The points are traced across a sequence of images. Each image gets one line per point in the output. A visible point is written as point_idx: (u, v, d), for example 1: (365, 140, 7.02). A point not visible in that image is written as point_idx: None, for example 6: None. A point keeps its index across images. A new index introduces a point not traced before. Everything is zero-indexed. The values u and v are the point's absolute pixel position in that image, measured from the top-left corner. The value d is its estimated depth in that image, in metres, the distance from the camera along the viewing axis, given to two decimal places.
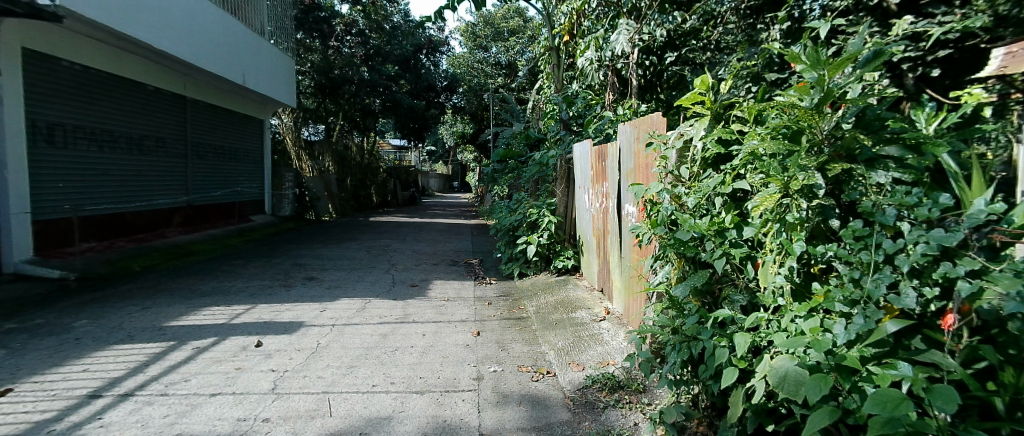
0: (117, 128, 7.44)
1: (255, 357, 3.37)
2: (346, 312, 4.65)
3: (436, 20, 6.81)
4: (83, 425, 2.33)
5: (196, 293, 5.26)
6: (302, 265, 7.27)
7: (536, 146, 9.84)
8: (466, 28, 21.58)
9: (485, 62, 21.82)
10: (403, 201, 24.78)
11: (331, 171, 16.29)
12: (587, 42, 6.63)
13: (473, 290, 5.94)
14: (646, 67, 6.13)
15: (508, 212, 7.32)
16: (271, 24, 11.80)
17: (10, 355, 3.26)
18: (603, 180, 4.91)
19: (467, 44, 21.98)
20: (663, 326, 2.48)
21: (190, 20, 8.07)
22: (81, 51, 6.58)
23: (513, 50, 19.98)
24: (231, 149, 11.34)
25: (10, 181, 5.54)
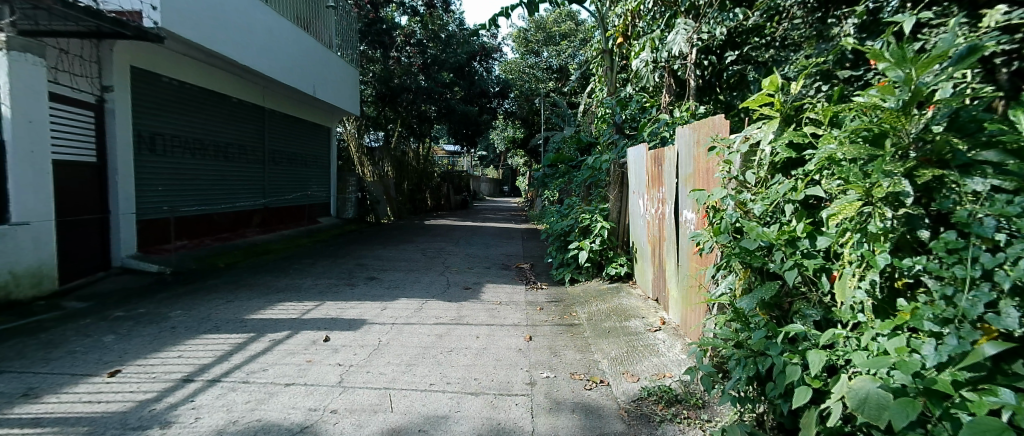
0: (205, 137, 8.18)
1: (324, 351, 3.58)
2: (404, 311, 4.83)
3: (491, 27, 6.92)
4: (178, 406, 2.58)
5: (270, 289, 5.68)
6: (363, 265, 7.63)
7: (587, 150, 9.75)
8: (518, 34, 21.70)
9: (537, 67, 21.80)
10: (455, 205, 25.34)
11: (390, 176, 16.98)
12: (643, 43, 6.46)
13: (525, 294, 5.97)
14: (705, 66, 5.97)
15: (559, 217, 7.30)
16: (338, 37, 12.54)
17: (120, 340, 3.68)
18: (659, 185, 4.78)
19: (519, 49, 22.04)
20: (726, 340, 2.37)
21: (268, 36, 8.74)
22: (178, 68, 7.31)
23: (564, 54, 19.98)
24: (301, 156, 12.13)
25: (119, 186, 6.24)
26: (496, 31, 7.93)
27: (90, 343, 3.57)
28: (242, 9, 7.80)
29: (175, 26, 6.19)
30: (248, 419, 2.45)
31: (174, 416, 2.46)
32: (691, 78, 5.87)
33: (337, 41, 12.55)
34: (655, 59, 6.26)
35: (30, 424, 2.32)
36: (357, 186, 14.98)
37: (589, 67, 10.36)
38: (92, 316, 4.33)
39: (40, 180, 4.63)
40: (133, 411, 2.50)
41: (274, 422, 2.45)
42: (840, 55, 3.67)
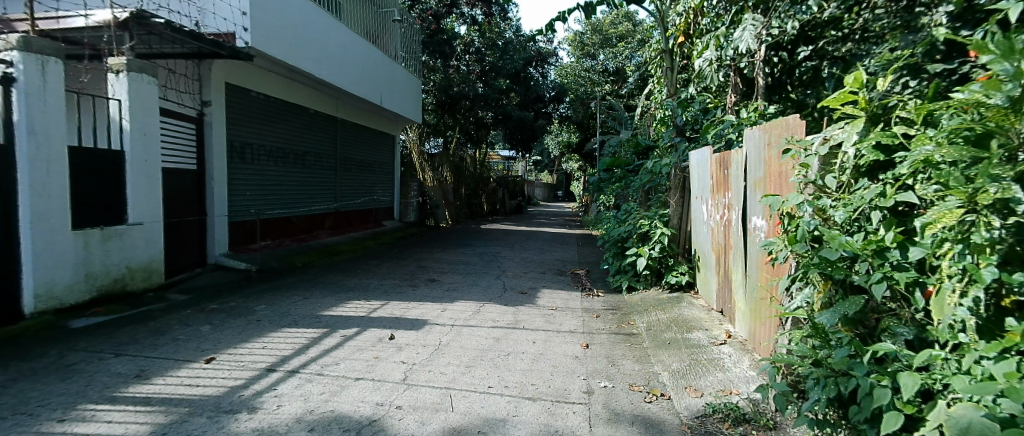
0: (287, 146, 8.86)
1: (389, 349, 3.74)
2: (463, 313, 4.95)
3: (548, 33, 6.97)
4: (263, 393, 2.80)
5: (340, 288, 6.03)
6: (424, 267, 7.90)
7: (645, 154, 9.49)
8: (574, 37, 21.47)
9: (593, 70, 21.44)
10: (511, 210, 25.57)
11: (449, 181, 17.44)
12: (705, 42, 6.16)
13: (581, 300, 5.90)
14: (775, 64, 5.71)
15: (616, 223, 7.13)
16: (402, 49, 13.14)
17: (215, 330, 4.07)
18: (725, 191, 4.57)
19: (574, 53, 21.75)
20: (803, 357, 2.22)
21: (342, 51, 9.33)
22: (264, 83, 7.98)
23: (621, 56, 19.63)
24: (369, 162, 12.79)
25: (215, 190, 6.89)
26: (553, 36, 7.98)
27: (190, 332, 3.98)
28: (319, 27, 8.38)
29: (264, 45, 6.76)
30: (323, 410, 2.62)
31: (259, 403, 2.68)
32: (760, 76, 5.53)
33: (402, 53, 13.14)
34: (718, 58, 5.92)
35: (143, 402, 2.62)
36: (418, 191, 15.55)
37: (646, 68, 10.10)
38: (191, 307, 4.83)
39: (152, 185, 5.23)
40: (225, 395, 2.75)
41: (346, 414, 2.60)
42: (931, 46, 3.34)
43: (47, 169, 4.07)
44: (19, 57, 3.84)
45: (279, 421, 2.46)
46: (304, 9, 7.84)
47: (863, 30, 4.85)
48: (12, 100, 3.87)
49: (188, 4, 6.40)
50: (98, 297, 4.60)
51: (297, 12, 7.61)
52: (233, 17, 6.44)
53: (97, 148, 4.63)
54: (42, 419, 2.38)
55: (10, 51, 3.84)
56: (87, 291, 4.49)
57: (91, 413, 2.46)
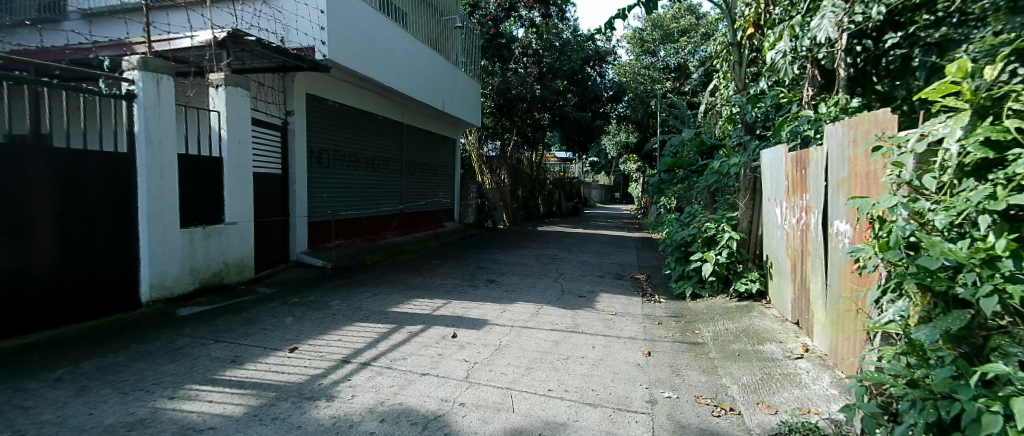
0: (358, 151, 9.39)
1: (452, 347, 3.86)
2: (522, 315, 4.99)
3: (607, 31, 6.87)
4: (339, 383, 3.00)
5: (404, 286, 6.30)
6: (484, 268, 8.05)
7: (709, 153, 9.18)
8: (633, 34, 20.49)
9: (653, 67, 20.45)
10: (567, 212, 25.42)
11: (506, 183, 17.61)
12: (780, 32, 5.98)
13: (641, 306, 5.72)
14: (858, 53, 5.40)
15: (679, 227, 6.75)
16: (463, 55, 13.47)
17: (297, 322, 4.40)
18: (802, 192, 4.26)
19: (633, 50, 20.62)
20: (897, 377, 2.02)
21: (407, 59, 9.73)
22: (339, 92, 8.49)
23: (683, 51, 18.84)
24: (431, 165, 13.23)
25: (296, 193, 7.44)
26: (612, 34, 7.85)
27: (275, 323, 4.33)
28: (387, 37, 8.81)
29: (339, 57, 7.21)
30: (392, 402, 2.75)
31: (336, 391, 2.87)
32: (840, 67, 5.20)
33: (462, 58, 13.45)
34: (793, 49, 5.66)
35: (237, 386, 2.89)
36: (477, 193, 15.86)
37: (711, 62, 9.65)
38: (276, 300, 5.25)
39: (244, 188, 5.75)
40: (306, 383, 2.97)
41: (413, 407, 2.72)
42: None
43: (161, 174, 4.61)
44: (139, 76, 4.39)
45: (353, 411, 2.61)
46: (373, 21, 8.26)
47: (960, 13, 4.51)
48: (134, 113, 4.43)
49: (273, 21, 6.98)
50: (201, 288, 5.13)
51: (367, 24, 8.04)
52: (313, 31, 6.92)
53: (199, 155, 5.17)
54: (157, 395, 2.70)
55: (132, 71, 4.40)
56: (192, 282, 5.02)
57: (195, 393, 2.75)
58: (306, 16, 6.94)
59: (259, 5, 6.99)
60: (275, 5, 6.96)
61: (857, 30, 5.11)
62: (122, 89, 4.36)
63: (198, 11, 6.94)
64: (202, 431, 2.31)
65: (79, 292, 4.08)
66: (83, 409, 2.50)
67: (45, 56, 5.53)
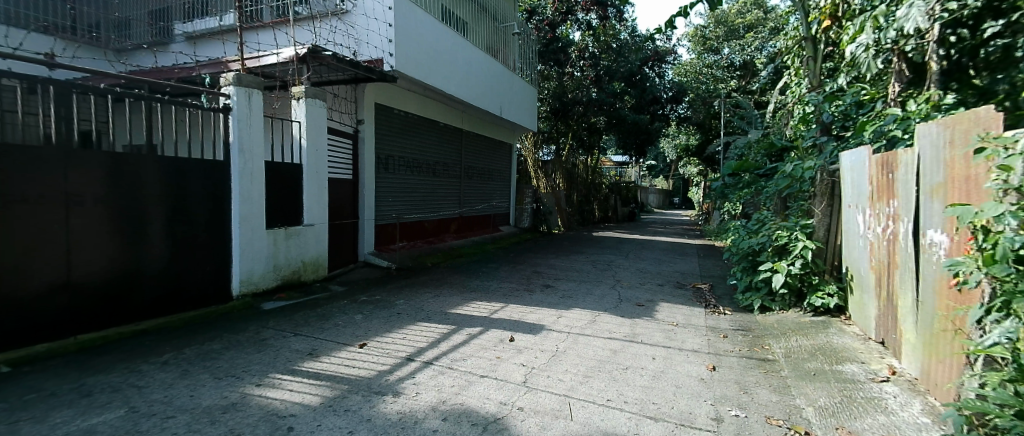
0: (420, 157, 9.75)
1: (509, 350, 3.91)
2: (579, 322, 4.95)
3: (667, 30, 6.69)
4: (403, 381, 3.13)
5: (463, 289, 6.45)
6: (540, 273, 8.07)
7: (778, 154, 8.77)
8: (694, 31, 19.47)
9: (716, 65, 19.43)
10: (623, 218, 24.94)
11: (561, 188, 17.55)
12: (860, 24, 5.59)
13: (704, 317, 5.45)
14: (952, 44, 4.91)
15: (747, 235, 6.36)
16: (520, 61, 13.58)
17: (365, 319, 4.65)
18: (890, 198, 3.91)
19: (695, 49, 19.71)
20: (1003, 406, 1.82)
21: (468, 66, 10.01)
22: (404, 102, 8.88)
23: (749, 48, 17.70)
24: (488, 170, 13.46)
25: (365, 197, 7.84)
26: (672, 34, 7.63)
27: (346, 319, 4.60)
28: (450, 46, 9.12)
29: (405, 68, 7.56)
30: (454, 402, 2.83)
31: (402, 388, 3.00)
32: (933, 60, 4.93)
33: (520, 64, 13.57)
34: (877, 42, 5.28)
35: (313, 377, 3.11)
36: (532, 197, 15.93)
37: (782, 58, 9.08)
38: (346, 298, 5.58)
39: (321, 192, 6.17)
40: (374, 378, 3.14)
41: (473, 409, 2.77)
42: None
43: (250, 179, 5.06)
44: (233, 91, 4.85)
45: (417, 408, 2.72)
46: (436, 32, 8.59)
47: None
48: (229, 125, 4.91)
49: (348, 36, 7.47)
50: (282, 285, 5.57)
51: (431, 35, 8.36)
52: (382, 44, 7.32)
53: (282, 162, 5.63)
54: (246, 382, 2.96)
55: (229, 86, 4.88)
56: (274, 278, 5.46)
57: (277, 382, 2.99)
58: (376, 30, 7.33)
59: (335, 22, 7.56)
60: (349, 21, 7.48)
61: (949, 21, 4.68)
62: (220, 103, 4.85)
63: (283, 30, 7.58)
64: (284, 417, 2.51)
65: (184, 287, 4.58)
66: (185, 390, 2.80)
67: (157, 76, 6.27)
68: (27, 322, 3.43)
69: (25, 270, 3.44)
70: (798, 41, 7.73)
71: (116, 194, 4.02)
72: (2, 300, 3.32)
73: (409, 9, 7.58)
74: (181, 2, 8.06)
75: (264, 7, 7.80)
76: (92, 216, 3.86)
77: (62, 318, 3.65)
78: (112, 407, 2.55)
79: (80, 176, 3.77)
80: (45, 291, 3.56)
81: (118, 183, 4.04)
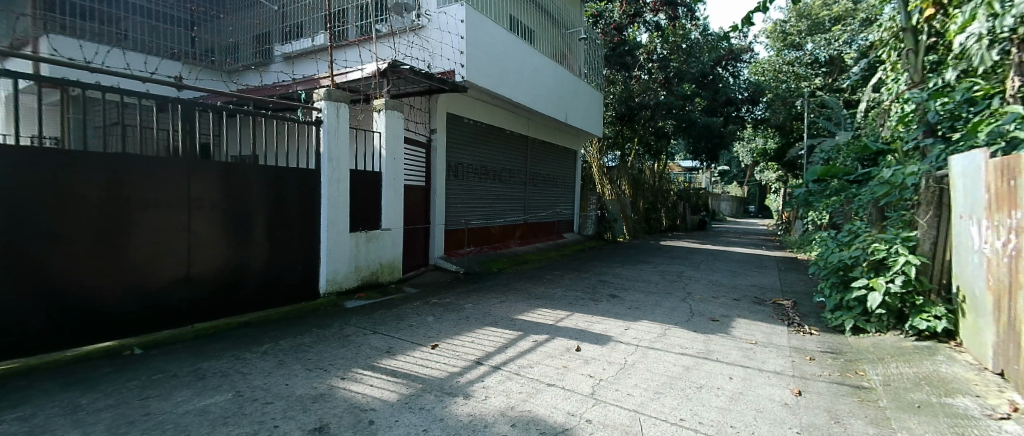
0: (488, 164, 9.98)
1: (577, 360, 3.88)
2: (648, 335, 4.80)
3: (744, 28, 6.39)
4: (473, 384, 3.21)
5: (528, 295, 6.49)
6: (605, 282, 7.93)
7: (871, 157, 8.08)
8: (773, 27, 17.48)
9: (799, 62, 16.93)
10: (693, 226, 23.85)
11: (626, 194, 17.13)
12: (970, 11, 5.17)
13: (786, 336, 5.06)
14: None
15: (836, 247, 5.83)
16: (586, 65, 13.41)
17: (435, 321, 4.83)
18: (1012, 209, 3.44)
19: (774, 45, 17.63)
20: None
21: (536, 74, 10.16)
22: (474, 110, 9.17)
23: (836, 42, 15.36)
24: (553, 177, 13.46)
25: (435, 203, 8.16)
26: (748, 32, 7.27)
27: (419, 320, 4.82)
28: (519, 55, 9.28)
29: (476, 78, 7.81)
30: (522, 409, 2.86)
31: (472, 391, 3.09)
32: None
33: (586, 69, 13.45)
34: (991, 30, 4.97)
35: (390, 374, 3.29)
36: (597, 204, 15.73)
37: (876, 53, 8.30)
38: (418, 300, 5.83)
39: (397, 198, 6.50)
40: (446, 379, 3.26)
41: (541, 417, 2.78)
42: None
43: (335, 186, 5.45)
44: (324, 105, 5.25)
45: (487, 412, 2.78)
46: (507, 42, 8.82)
47: None
48: (320, 136, 5.33)
49: (423, 50, 7.87)
50: (362, 285, 5.94)
51: (501, 44, 8.57)
52: (454, 56, 7.58)
53: (363, 170, 6.00)
54: (332, 375, 3.20)
55: (320, 101, 5.30)
56: (355, 278, 5.83)
57: (358, 377, 3.20)
58: (449, 43, 7.62)
59: (412, 37, 8.01)
60: (424, 36, 7.89)
61: None
62: (312, 117, 5.29)
63: (367, 46, 8.15)
64: (366, 411, 2.68)
65: (280, 285, 5.03)
66: (281, 379, 3.08)
67: (260, 93, 6.95)
68: (153, 311, 3.98)
69: (155, 265, 3.98)
70: (894, 31, 7.01)
71: (228, 200, 4.52)
72: (137, 291, 3.87)
73: (480, 20, 7.83)
74: (281, 26, 8.89)
75: (350, 27, 8.44)
76: (208, 219, 4.37)
77: (181, 308, 4.18)
78: (221, 390, 2.86)
79: (199, 183, 4.28)
80: (170, 284, 4.10)
81: (228, 190, 4.53)
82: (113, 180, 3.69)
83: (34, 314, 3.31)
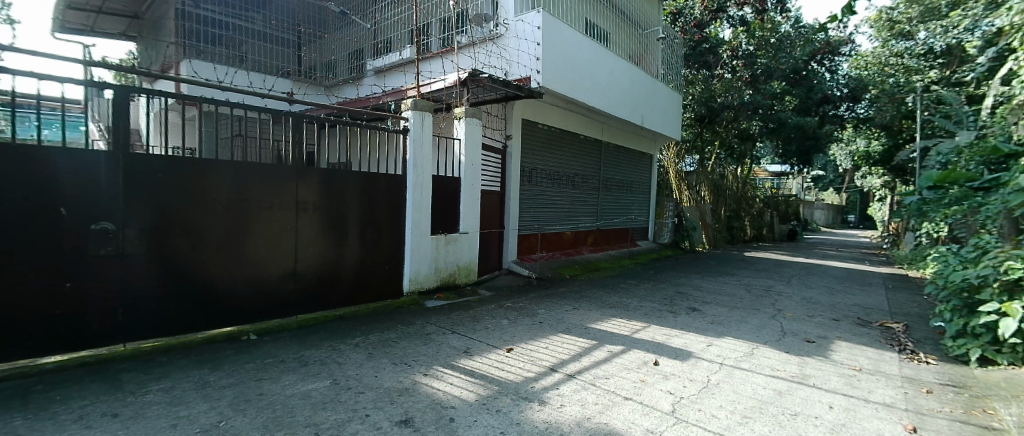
0: (561, 169, 9.98)
1: (655, 375, 3.75)
2: (734, 353, 4.52)
3: (842, 21, 5.84)
4: (548, 391, 3.23)
5: (602, 304, 6.39)
6: (685, 294, 7.57)
7: (1001, 158, 7.05)
8: (878, 14, 14.50)
9: (910, 53, 14.11)
10: (782, 236, 22.04)
11: (706, 200, 16.22)
12: None
13: (896, 364, 4.52)
14: None
15: (958, 264, 5.09)
16: (665, 66, 12.91)
17: (510, 325, 4.91)
18: None
19: (879, 35, 14.79)
20: None
21: (612, 77, 9.97)
22: (549, 115, 9.21)
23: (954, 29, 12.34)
24: (628, 182, 13.14)
25: (510, 208, 8.29)
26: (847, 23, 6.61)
27: (494, 323, 4.94)
28: (595, 59, 9.18)
29: (552, 83, 7.86)
30: (599, 420, 2.83)
31: (547, 397, 3.11)
32: None
33: (664, 70, 12.94)
34: None
35: (468, 374, 3.41)
36: (674, 211, 15.09)
37: (1009, 38, 7.20)
38: (494, 303, 5.97)
39: (474, 203, 6.70)
40: (521, 383, 3.31)
41: (617, 430, 2.73)
42: None
43: (419, 191, 5.76)
44: (411, 115, 5.57)
45: (563, 420, 2.78)
46: (582, 46, 8.74)
47: None
48: (406, 145, 5.65)
49: (501, 59, 8.10)
50: (441, 286, 6.21)
51: (576, 49, 8.52)
52: (531, 63, 7.70)
53: (444, 176, 6.28)
54: (416, 370, 3.38)
55: (407, 111, 5.62)
56: (435, 279, 6.11)
57: (438, 374, 3.35)
58: (526, 50, 7.75)
59: (491, 46, 8.25)
60: (502, 44, 8.11)
61: None
62: (400, 126, 5.63)
63: (449, 57, 8.56)
64: (447, 408, 2.80)
65: (370, 282, 5.41)
66: (371, 371, 3.31)
67: (355, 105, 7.56)
68: (265, 302, 4.46)
69: (267, 261, 4.45)
70: None
71: (328, 203, 4.95)
72: (253, 283, 4.36)
73: (556, 25, 7.85)
74: (372, 42, 9.58)
75: (434, 40, 8.93)
76: (311, 221, 4.80)
77: (288, 300, 4.64)
78: (321, 377, 3.14)
79: (305, 188, 4.74)
80: (279, 278, 4.56)
81: (329, 193, 4.96)
82: (236, 185, 4.20)
83: (174, 299, 3.86)
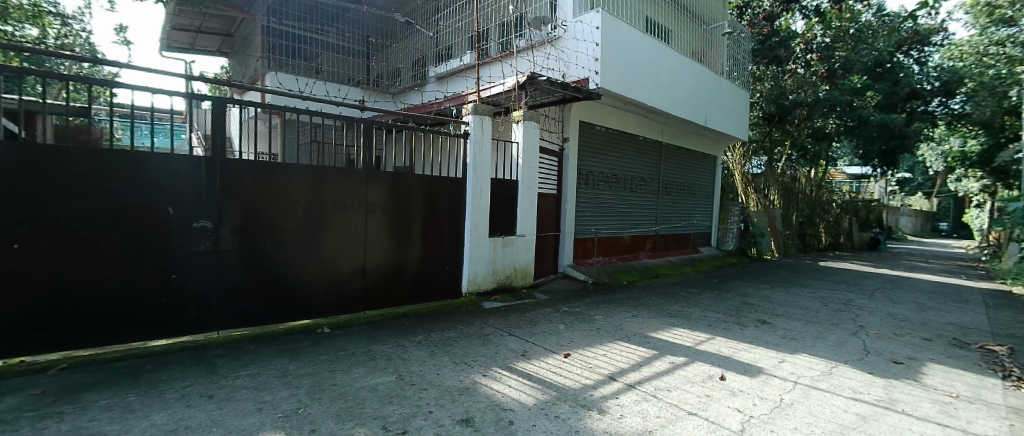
0: (619, 171, 9.79)
1: (721, 390, 3.58)
2: (809, 371, 4.23)
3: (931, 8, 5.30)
4: (608, 400, 3.18)
5: (662, 312, 6.18)
6: (752, 305, 7.16)
7: None
8: None
9: (1013, 41, 11.83)
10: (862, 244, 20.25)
11: (776, 205, 15.26)
12: None
13: (1003, 393, 4.01)
14: None
15: None
16: (730, 63, 12.28)
17: (567, 330, 4.89)
18: None
19: (976, 22, 12.36)
20: None
21: (674, 75, 9.63)
22: (606, 117, 9.08)
23: None
24: (690, 185, 12.65)
25: (566, 211, 8.25)
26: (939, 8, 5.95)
27: (551, 327, 4.94)
28: (655, 57, 8.91)
29: (610, 84, 7.73)
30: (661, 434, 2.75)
31: (606, 407, 3.06)
32: None
33: (730, 67, 12.32)
34: None
35: (527, 377, 3.44)
36: (740, 216, 14.34)
37: None
38: (551, 306, 5.97)
39: (531, 206, 6.72)
40: (580, 390, 3.29)
41: None
42: None
43: (478, 194, 5.86)
44: (471, 119, 5.69)
45: (624, 431, 2.73)
46: (642, 45, 8.52)
47: None
48: (466, 148, 5.77)
49: (559, 61, 8.08)
50: (498, 288, 6.29)
51: (636, 48, 8.32)
52: (589, 64, 7.62)
53: (501, 179, 6.36)
54: (475, 371, 3.46)
55: (468, 115, 5.74)
56: (492, 280, 6.20)
57: (497, 375, 3.40)
58: (584, 52, 7.68)
59: (549, 48, 8.26)
60: (560, 46, 8.09)
61: None
62: (461, 130, 5.76)
63: (509, 62, 8.66)
64: (506, 410, 2.84)
65: (431, 281, 5.60)
66: (434, 369, 3.43)
67: (418, 111, 7.86)
68: (337, 297, 4.74)
69: (339, 258, 4.73)
70: None
71: (394, 204, 5.19)
72: (326, 279, 4.65)
73: (615, 25, 7.70)
74: (434, 49, 9.89)
75: (492, 44, 9.11)
76: (378, 221, 5.05)
77: (357, 296, 4.91)
78: (388, 372, 3.29)
79: (374, 190, 4.99)
80: (349, 275, 4.83)
81: (395, 195, 5.19)
82: (313, 187, 4.50)
83: (260, 291, 4.22)
